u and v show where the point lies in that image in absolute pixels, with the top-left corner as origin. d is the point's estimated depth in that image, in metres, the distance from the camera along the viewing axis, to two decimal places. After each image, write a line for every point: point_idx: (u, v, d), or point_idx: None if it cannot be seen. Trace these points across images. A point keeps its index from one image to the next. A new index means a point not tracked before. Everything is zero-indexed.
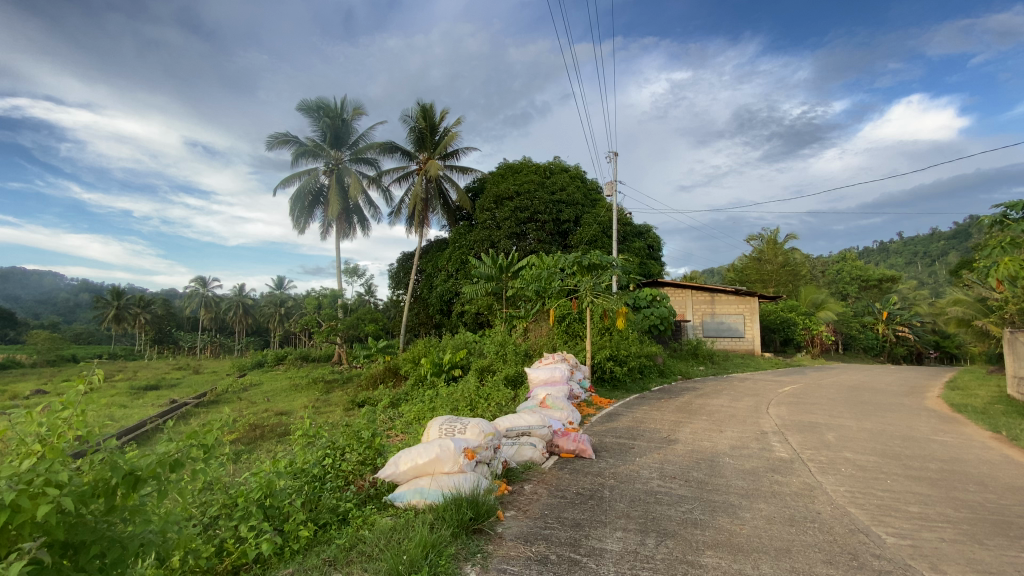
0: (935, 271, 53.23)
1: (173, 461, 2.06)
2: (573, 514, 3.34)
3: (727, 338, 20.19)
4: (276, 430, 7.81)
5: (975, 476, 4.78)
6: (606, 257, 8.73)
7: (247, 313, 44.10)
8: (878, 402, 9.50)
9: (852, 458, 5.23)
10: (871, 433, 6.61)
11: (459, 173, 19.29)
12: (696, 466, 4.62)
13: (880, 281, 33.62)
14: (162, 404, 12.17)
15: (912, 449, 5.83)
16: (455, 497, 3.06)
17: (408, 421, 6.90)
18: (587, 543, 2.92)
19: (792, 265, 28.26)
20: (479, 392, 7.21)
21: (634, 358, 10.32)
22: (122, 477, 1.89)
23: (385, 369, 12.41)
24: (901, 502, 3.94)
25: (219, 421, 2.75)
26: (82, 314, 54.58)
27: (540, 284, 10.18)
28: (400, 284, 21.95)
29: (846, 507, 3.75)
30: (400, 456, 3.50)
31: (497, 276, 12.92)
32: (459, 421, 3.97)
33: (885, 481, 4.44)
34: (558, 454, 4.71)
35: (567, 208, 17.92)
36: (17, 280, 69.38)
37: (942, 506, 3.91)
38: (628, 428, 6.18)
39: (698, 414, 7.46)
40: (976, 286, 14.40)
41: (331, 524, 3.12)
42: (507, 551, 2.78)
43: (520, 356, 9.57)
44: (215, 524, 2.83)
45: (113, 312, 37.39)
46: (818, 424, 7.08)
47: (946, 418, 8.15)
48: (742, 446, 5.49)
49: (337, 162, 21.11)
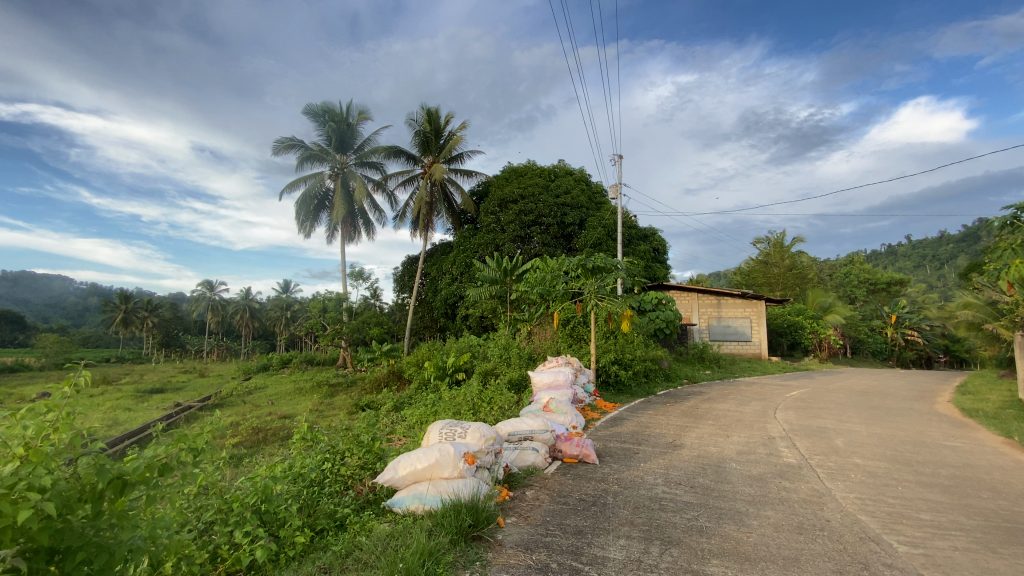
0: (945, 274, 52.72)
1: (163, 465, 2.02)
2: (574, 521, 3.27)
3: (733, 341, 20.03)
4: (278, 434, 7.76)
5: (989, 483, 4.67)
6: (610, 260, 8.67)
7: (253, 317, 44.37)
8: (887, 406, 9.37)
9: (861, 463, 5.12)
10: (880, 437, 6.50)
11: (464, 176, 19.27)
12: (702, 471, 4.54)
13: (889, 285, 33.34)
14: (166, 407, 12.08)
15: (922, 454, 5.70)
16: (455, 503, 3.00)
17: (410, 424, 6.86)
18: (589, 551, 2.85)
19: (800, 268, 28.04)
20: (482, 395, 7.16)
21: (639, 362, 10.22)
22: (109, 480, 1.86)
23: (389, 372, 12.45)
24: (914, 509, 3.84)
25: (214, 424, 2.67)
26: (90, 319, 55.19)
27: (544, 286, 10.09)
28: (405, 288, 21.96)
29: (855, 514, 3.66)
30: (400, 461, 3.44)
31: (501, 279, 12.83)
32: (460, 424, 3.89)
33: (896, 488, 4.34)
34: (562, 459, 4.65)
35: (571, 211, 17.83)
36: (27, 285, 70.00)
37: (955, 514, 3.82)
38: (634, 433, 6.10)
39: (704, 419, 7.35)
40: (988, 289, 14.18)
41: (328, 530, 3.08)
42: (507, 559, 2.71)
43: (524, 359, 9.51)
44: (211, 529, 2.75)
45: (121, 315, 37.63)
46: (826, 429, 6.96)
47: (958, 423, 8.01)
48: (749, 451, 5.41)
49: (342, 166, 21.21)
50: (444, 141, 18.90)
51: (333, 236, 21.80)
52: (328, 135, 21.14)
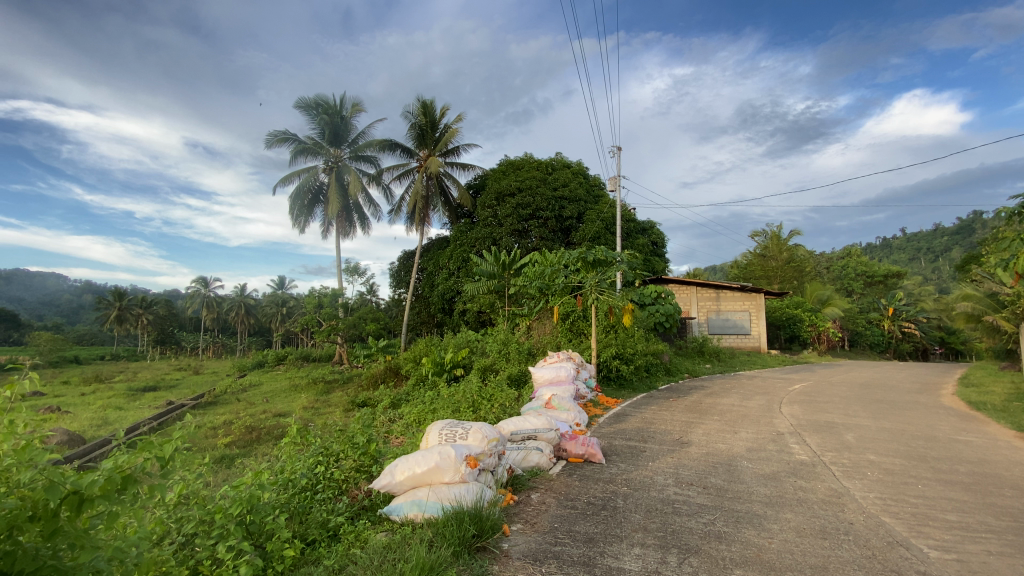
0: (939, 267, 53.08)
1: (127, 477, 1.77)
2: (585, 527, 3.07)
3: (733, 334, 19.92)
4: (272, 433, 7.60)
5: (1009, 480, 4.51)
6: (611, 253, 8.44)
7: (249, 313, 43.92)
8: (893, 400, 9.20)
9: (876, 460, 4.94)
10: (890, 432, 6.33)
11: (459, 169, 18.99)
12: (713, 471, 4.35)
13: (886, 277, 33.25)
14: (159, 405, 11.92)
15: (937, 450, 5.53)
16: (456, 511, 2.79)
17: (407, 423, 6.58)
18: (603, 562, 2.65)
19: (798, 261, 27.90)
20: (481, 392, 6.94)
21: (641, 356, 10.01)
22: (64, 497, 1.65)
23: (385, 368, 12.21)
24: (938, 510, 3.65)
25: (188, 426, 2.40)
26: (85, 317, 54.74)
27: (543, 281, 9.70)
28: (401, 283, 21.79)
29: (879, 516, 3.47)
30: (396, 465, 3.18)
31: (499, 273, 12.60)
32: (460, 424, 3.66)
33: (915, 487, 4.16)
34: (566, 459, 4.46)
35: (569, 204, 17.56)
36: (19, 282, 69.01)
37: (982, 514, 3.63)
38: (638, 430, 5.91)
39: (709, 414, 7.14)
40: (989, 280, 14.00)
41: (320, 541, 2.87)
42: (516, 572, 2.50)
43: (523, 355, 9.30)
44: (193, 543, 2.50)
45: (115, 313, 37.20)
46: (834, 423, 6.79)
47: (965, 416, 7.86)
48: (759, 448, 5.22)
49: (337, 159, 20.88)
50: (440, 134, 18.61)
51: (328, 231, 21.48)
52: (322, 127, 20.77)
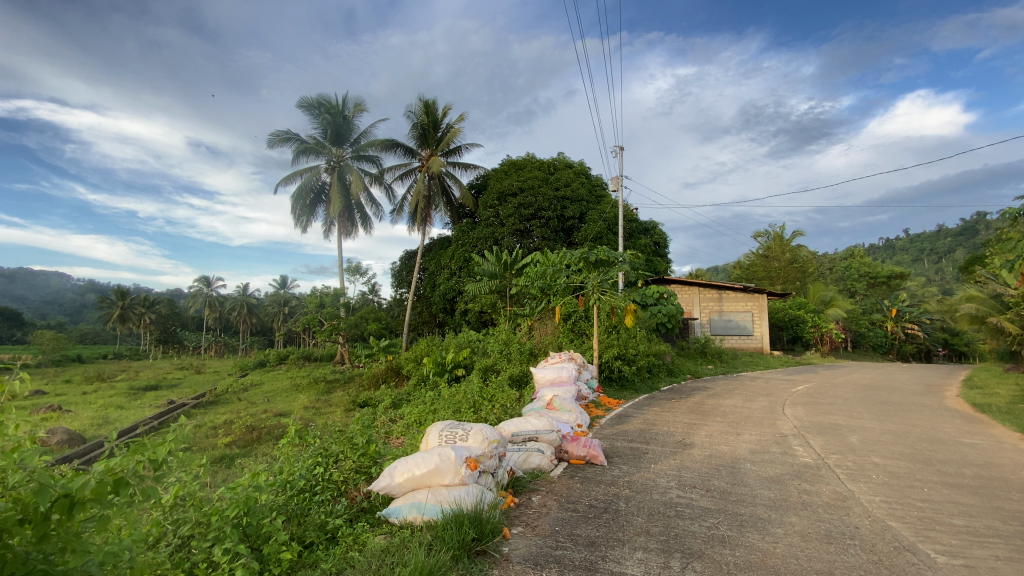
0: (942, 268, 52.89)
1: (119, 480, 1.73)
2: (586, 531, 3.03)
3: (735, 335, 19.85)
4: (272, 433, 7.58)
5: (1017, 484, 4.45)
6: (613, 253, 8.40)
7: (251, 313, 43.95)
8: (897, 401, 9.13)
9: (881, 463, 4.89)
10: (895, 434, 6.27)
11: (461, 168, 18.95)
12: (716, 473, 4.30)
13: (889, 278, 33.08)
14: (160, 404, 11.89)
15: (943, 453, 5.47)
16: (455, 514, 2.75)
17: (408, 424, 6.54)
18: (604, 567, 2.60)
19: (801, 262, 27.78)
20: (482, 393, 6.90)
21: (643, 357, 9.96)
22: (54, 500, 1.61)
23: (387, 368, 12.19)
24: (944, 514, 3.60)
25: (183, 427, 2.37)
26: (89, 316, 54.93)
27: (544, 281, 9.65)
28: (403, 283, 21.77)
29: (885, 520, 3.42)
30: (395, 466, 3.15)
31: (500, 273, 12.61)
32: (460, 425, 3.62)
33: (921, 490, 4.10)
34: (568, 461, 4.41)
35: (571, 204, 17.50)
36: (23, 280, 69.20)
37: (989, 518, 3.58)
38: (641, 432, 5.86)
39: (711, 415, 7.08)
40: (993, 281, 13.90)
41: (318, 543, 2.84)
42: None
43: (524, 355, 9.24)
44: (189, 544, 2.46)
45: (118, 312, 37.24)
46: (838, 426, 6.72)
47: (971, 419, 7.78)
48: (762, 450, 5.17)
49: (339, 159, 20.87)
50: (442, 134, 18.58)
51: (330, 231, 21.47)
52: (323, 127, 20.74)
